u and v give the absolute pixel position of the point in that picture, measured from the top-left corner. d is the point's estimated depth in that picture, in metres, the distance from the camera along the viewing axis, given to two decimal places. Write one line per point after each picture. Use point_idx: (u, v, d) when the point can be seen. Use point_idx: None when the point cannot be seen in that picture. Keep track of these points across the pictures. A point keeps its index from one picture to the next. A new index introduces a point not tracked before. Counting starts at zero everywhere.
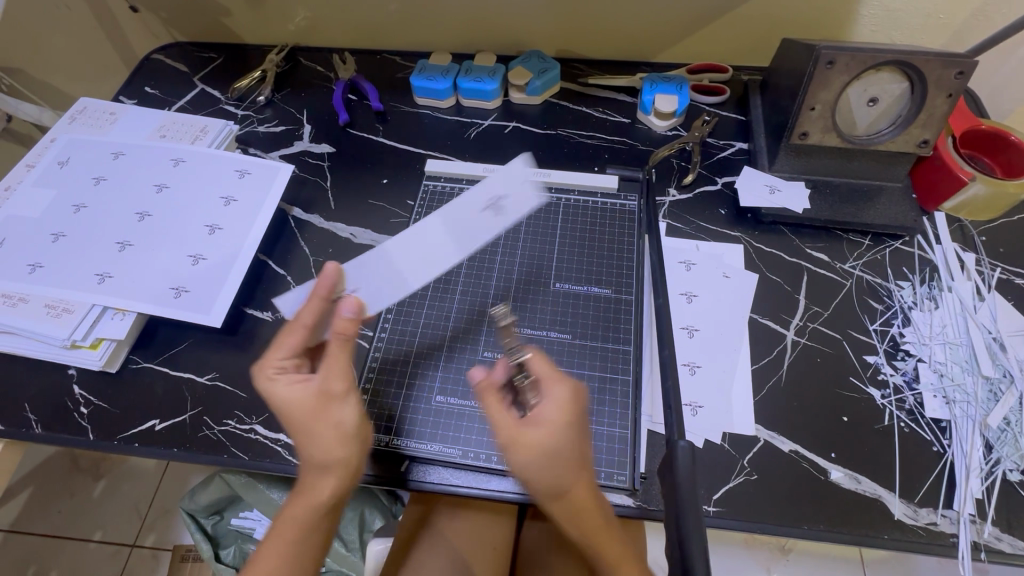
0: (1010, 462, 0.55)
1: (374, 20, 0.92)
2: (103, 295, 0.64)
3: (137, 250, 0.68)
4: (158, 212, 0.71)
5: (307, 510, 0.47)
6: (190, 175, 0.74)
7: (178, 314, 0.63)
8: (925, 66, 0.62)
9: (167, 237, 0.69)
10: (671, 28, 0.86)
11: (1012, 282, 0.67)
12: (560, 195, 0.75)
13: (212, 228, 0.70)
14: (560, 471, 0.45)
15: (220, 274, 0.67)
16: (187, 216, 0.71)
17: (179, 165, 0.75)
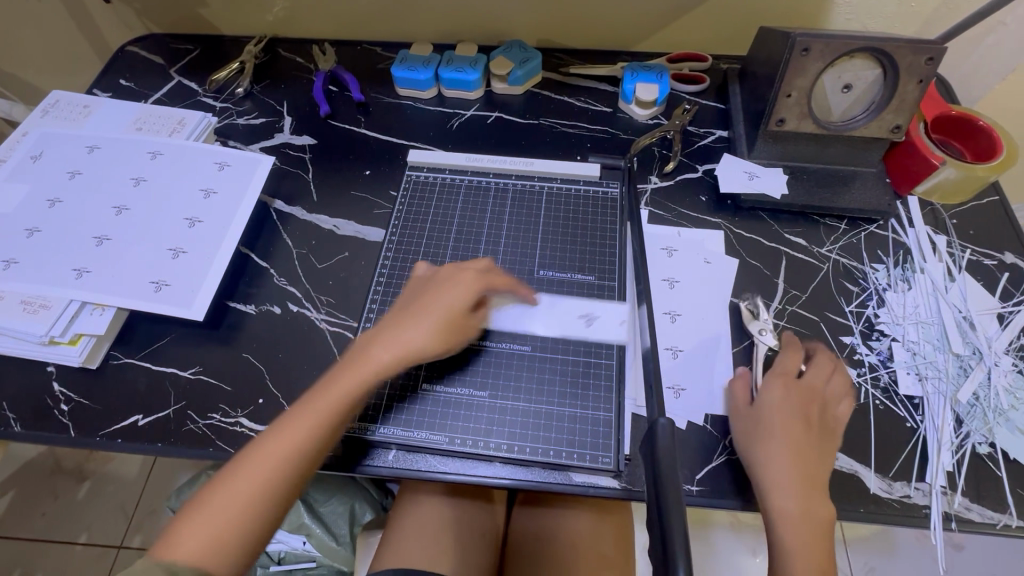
0: (978, 435, 0.57)
1: (353, 10, 0.91)
2: (82, 290, 0.63)
3: (115, 244, 0.67)
4: (137, 205, 0.70)
5: (353, 389, 0.53)
6: (167, 167, 0.73)
7: (159, 309, 0.63)
8: (897, 52, 0.63)
9: (147, 231, 0.68)
10: (651, 17, 0.86)
11: (982, 262, 0.69)
12: (543, 184, 0.75)
13: (193, 220, 0.69)
14: (787, 408, 0.55)
15: (201, 267, 0.66)
16: (166, 210, 0.70)
17: (157, 157, 0.74)
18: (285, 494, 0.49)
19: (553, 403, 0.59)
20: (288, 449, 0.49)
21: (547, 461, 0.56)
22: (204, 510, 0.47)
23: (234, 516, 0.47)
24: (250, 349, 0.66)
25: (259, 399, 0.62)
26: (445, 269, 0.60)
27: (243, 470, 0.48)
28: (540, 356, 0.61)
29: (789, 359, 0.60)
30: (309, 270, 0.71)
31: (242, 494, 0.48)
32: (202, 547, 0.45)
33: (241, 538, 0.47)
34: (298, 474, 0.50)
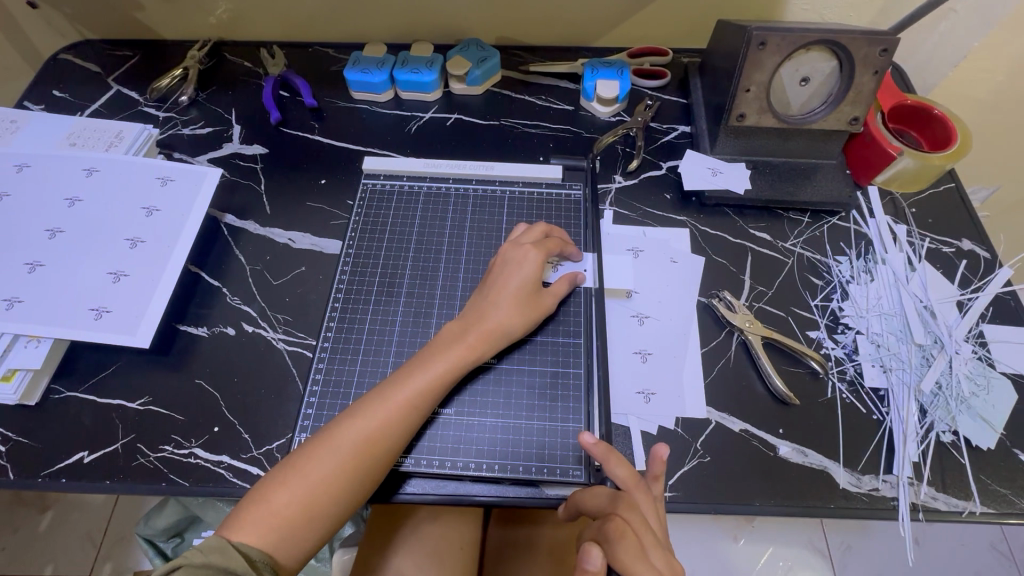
0: (942, 424, 0.58)
1: (301, 10, 0.87)
2: (15, 322, 0.59)
3: (49, 269, 0.63)
4: (73, 227, 0.65)
5: (431, 382, 0.53)
6: (108, 185, 0.69)
7: (100, 338, 0.59)
8: (852, 44, 0.63)
9: (83, 254, 0.64)
10: (610, 11, 0.84)
11: (941, 251, 0.70)
12: (505, 188, 0.73)
13: (136, 241, 0.65)
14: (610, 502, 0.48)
15: (145, 291, 0.62)
16: (104, 230, 0.66)
17: (96, 173, 0.69)
18: (359, 488, 0.50)
19: (524, 418, 0.57)
20: (363, 441, 0.50)
21: (519, 477, 0.54)
22: (274, 496, 0.48)
23: (326, 488, 0.48)
24: (203, 375, 0.62)
25: (214, 426, 0.59)
26: (506, 246, 0.62)
27: (318, 459, 0.49)
28: (519, 367, 0.60)
29: (621, 475, 0.49)
30: (264, 288, 0.68)
31: (318, 482, 0.48)
32: (274, 535, 0.46)
33: (312, 527, 0.48)
34: (375, 465, 0.50)
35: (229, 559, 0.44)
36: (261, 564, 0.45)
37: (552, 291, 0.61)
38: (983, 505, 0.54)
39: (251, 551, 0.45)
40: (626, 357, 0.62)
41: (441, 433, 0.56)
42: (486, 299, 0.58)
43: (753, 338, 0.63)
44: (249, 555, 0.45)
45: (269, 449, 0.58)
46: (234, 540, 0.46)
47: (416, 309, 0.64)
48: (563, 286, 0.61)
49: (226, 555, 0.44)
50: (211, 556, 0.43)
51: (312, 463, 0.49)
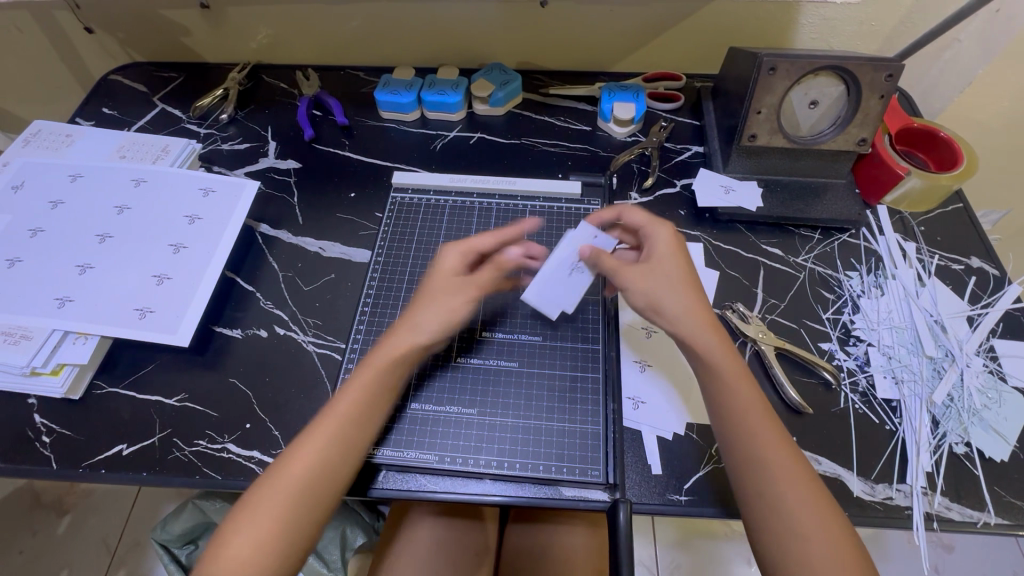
0: (955, 435, 0.59)
1: (336, 36, 0.93)
2: (67, 319, 0.63)
3: (100, 270, 0.67)
4: (123, 232, 0.70)
5: (365, 393, 0.54)
6: (157, 194, 0.74)
7: (144, 336, 0.63)
8: (858, 70, 0.66)
9: (131, 257, 0.68)
10: (627, 38, 0.89)
11: (950, 267, 0.72)
12: (526, 202, 0.77)
13: (181, 245, 0.70)
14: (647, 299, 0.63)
15: (186, 293, 0.66)
16: (150, 236, 0.70)
17: (147, 181, 0.74)
18: (321, 498, 0.49)
19: (540, 418, 0.59)
20: (322, 447, 0.51)
21: (538, 476, 0.56)
22: (225, 537, 0.47)
23: (278, 517, 0.47)
24: (237, 374, 0.65)
25: (246, 423, 0.62)
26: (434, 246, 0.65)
27: (263, 493, 0.48)
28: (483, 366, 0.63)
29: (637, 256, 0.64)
30: (295, 293, 0.72)
31: (267, 515, 0.47)
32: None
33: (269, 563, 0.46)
34: (338, 468, 0.51)
35: None
36: None
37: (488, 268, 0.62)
38: (998, 516, 0.55)
39: None
40: (625, 365, 0.64)
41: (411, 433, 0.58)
42: (417, 301, 0.59)
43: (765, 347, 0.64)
44: None
45: None
46: None
47: None
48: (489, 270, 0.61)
49: None
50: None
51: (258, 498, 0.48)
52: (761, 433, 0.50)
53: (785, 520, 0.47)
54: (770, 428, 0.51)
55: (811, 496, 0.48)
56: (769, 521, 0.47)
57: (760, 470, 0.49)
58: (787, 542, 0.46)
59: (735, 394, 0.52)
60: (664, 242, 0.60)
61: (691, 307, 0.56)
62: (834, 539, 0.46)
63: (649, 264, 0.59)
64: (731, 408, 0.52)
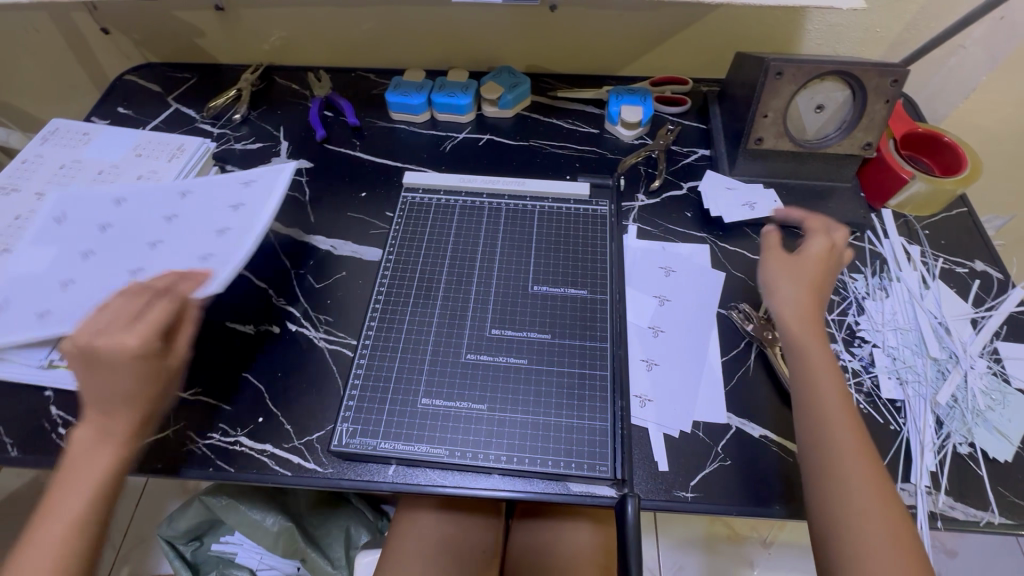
0: (958, 436, 0.60)
1: (348, 39, 0.94)
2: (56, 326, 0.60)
3: (91, 277, 0.64)
4: (117, 239, 0.68)
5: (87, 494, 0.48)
6: (160, 198, 0.72)
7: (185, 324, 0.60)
8: (864, 74, 0.67)
9: (126, 262, 0.65)
10: (635, 42, 0.90)
11: (954, 271, 0.73)
12: (535, 203, 0.78)
13: (176, 247, 0.67)
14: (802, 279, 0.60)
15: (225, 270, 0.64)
16: (147, 241, 0.68)
17: (145, 190, 0.73)
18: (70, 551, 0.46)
19: (550, 415, 0.60)
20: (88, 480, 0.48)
21: (546, 471, 0.57)
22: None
23: None
24: (249, 369, 0.66)
25: (259, 417, 0.63)
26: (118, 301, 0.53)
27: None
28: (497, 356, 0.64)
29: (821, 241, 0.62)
30: (306, 290, 0.73)
31: None
32: None
33: None
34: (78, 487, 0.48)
35: None
36: None
37: (144, 321, 0.51)
38: (1002, 516, 0.55)
39: None
40: (633, 364, 0.65)
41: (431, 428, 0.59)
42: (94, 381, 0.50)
43: (772, 347, 0.65)
44: None
45: (309, 439, 0.61)
46: None
47: (450, 311, 0.68)
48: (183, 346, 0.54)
49: None
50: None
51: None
52: (851, 457, 0.50)
53: (856, 545, 0.46)
54: (847, 414, 0.52)
55: (877, 488, 0.48)
56: (827, 506, 0.49)
57: (831, 463, 0.50)
58: (844, 526, 0.47)
59: (828, 403, 0.53)
60: (819, 247, 0.62)
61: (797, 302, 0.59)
62: (890, 517, 0.47)
63: (793, 260, 0.62)
64: (826, 412, 0.52)
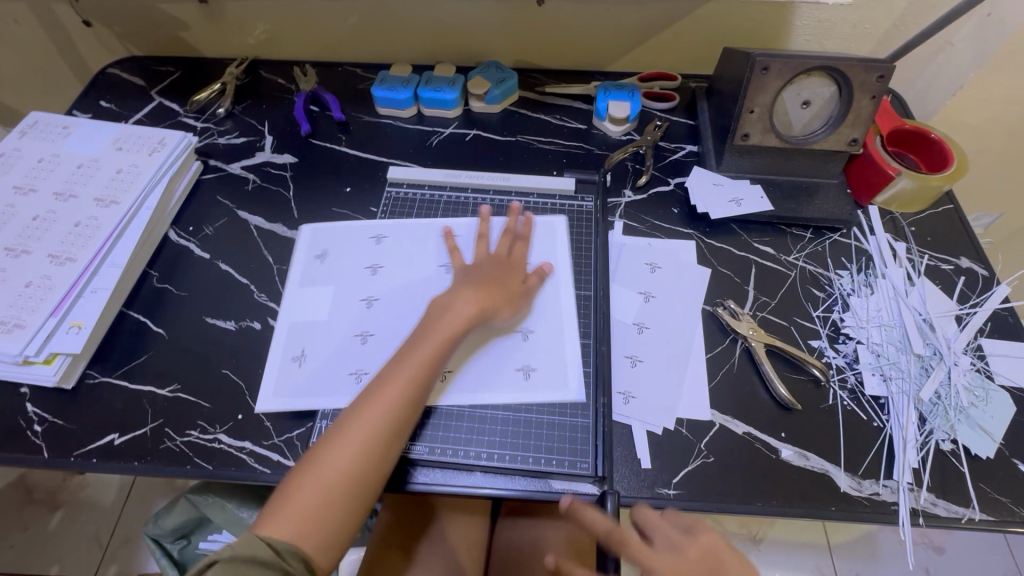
0: (941, 432, 0.59)
1: (334, 33, 0.93)
2: (348, 398, 0.61)
3: (344, 347, 0.64)
4: (343, 302, 0.68)
5: (406, 383, 0.55)
6: (389, 250, 0.72)
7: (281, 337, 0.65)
8: (849, 70, 0.67)
9: (368, 322, 0.66)
10: (623, 37, 0.90)
11: (940, 267, 0.73)
12: (520, 198, 0.78)
13: (432, 297, 0.67)
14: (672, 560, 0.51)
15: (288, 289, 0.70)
16: (426, 288, 0.68)
17: (346, 239, 0.73)
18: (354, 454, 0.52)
19: (534, 411, 0.60)
20: (376, 414, 0.53)
21: (529, 468, 0.57)
22: (295, 495, 0.49)
23: (334, 488, 0.50)
24: (230, 366, 0.66)
25: (238, 415, 0.62)
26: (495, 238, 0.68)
27: (330, 453, 0.51)
28: (545, 331, 0.64)
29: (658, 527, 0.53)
30: None
31: (325, 481, 0.50)
32: (300, 528, 0.48)
33: (334, 515, 0.49)
34: (403, 417, 0.54)
35: (255, 549, 0.45)
36: (290, 554, 0.46)
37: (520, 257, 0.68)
38: (983, 512, 0.55)
39: (280, 543, 0.46)
40: (617, 360, 0.65)
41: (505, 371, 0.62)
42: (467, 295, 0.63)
43: (756, 344, 0.65)
44: (276, 547, 0.46)
45: (289, 437, 0.61)
46: (265, 535, 0.47)
47: None
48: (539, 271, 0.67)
49: (254, 547, 0.45)
50: (239, 549, 0.45)
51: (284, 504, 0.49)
52: None
53: None
54: None
55: None
56: None
57: None
58: None
59: None
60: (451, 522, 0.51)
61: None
62: None
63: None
64: None
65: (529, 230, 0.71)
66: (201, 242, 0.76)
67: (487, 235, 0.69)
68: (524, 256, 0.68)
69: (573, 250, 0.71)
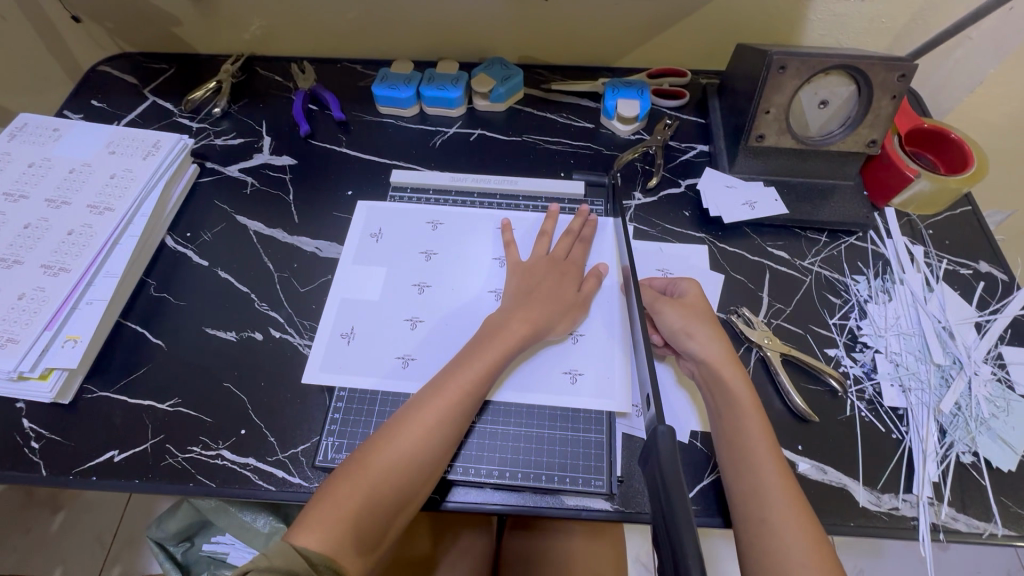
0: (962, 445, 0.58)
1: (332, 28, 0.90)
2: (396, 381, 0.62)
3: (396, 330, 0.66)
4: (395, 286, 0.69)
5: (462, 389, 0.55)
6: (443, 237, 0.73)
7: (335, 308, 0.68)
8: (870, 69, 0.64)
9: (419, 308, 0.67)
10: (631, 32, 0.87)
11: (958, 272, 0.71)
12: (527, 203, 0.77)
13: (485, 290, 0.68)
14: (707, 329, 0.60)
15: (333, 269, 0.72)
16: (477, 280, 0.69)
17: (405, 225, 0.74)
18: (401, 456, 0.51)
19: (546, 426, 0.59)
20: (434, 418, 0.53)
21: (539, 486, 0.55)
22: (339, 495, 0.49)
23: (374, 492, 0.50)
24: (232, 378, 0.64)
25: (241, 429, 0.60)
26: (546, 257, 0.68)
27: (377, 455, 0.51)
28: (596, 336, 0.64)
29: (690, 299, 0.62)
30: (290, 294, 0.70)
31: (373, 483, 0.50)
32: (341, 534, 0.47)
33: (375, 523, 0.49)
34: (458, 427, 0.54)
35: (291, 562, 0.44)
36: (323, 567, 0.45)
37: (572, 261, 0.68)
38: (1005, 527, 0.54)
39: (313, 554, 0.46)
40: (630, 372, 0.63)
41: (548, 378, 0.61)
42: (519, 303, 0.62)
43: (771, 354, 0.63)
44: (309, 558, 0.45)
45: (294, 452, 0.59)
46: (297, 541, 0.47)
47: (443, 317, 0.67)
48: (594, 282, 0.66)
49: (289, 558, 0.44)
50: (274, 560, 0.44)
51: (329, 498, 0.49)
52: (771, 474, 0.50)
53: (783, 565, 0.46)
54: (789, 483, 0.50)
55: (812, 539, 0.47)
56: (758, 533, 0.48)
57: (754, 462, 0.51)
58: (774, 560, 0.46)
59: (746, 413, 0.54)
60: (692, 290, 0.63)
61: (716, 343, 0.58)
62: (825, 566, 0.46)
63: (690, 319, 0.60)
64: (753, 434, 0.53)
65: (591, 231, 0.71)
66: (199, 249, 0.74)
67: (548, 233, 0.70)
68: (582, 258, 0.69)
69: (630, 248, 0.70)
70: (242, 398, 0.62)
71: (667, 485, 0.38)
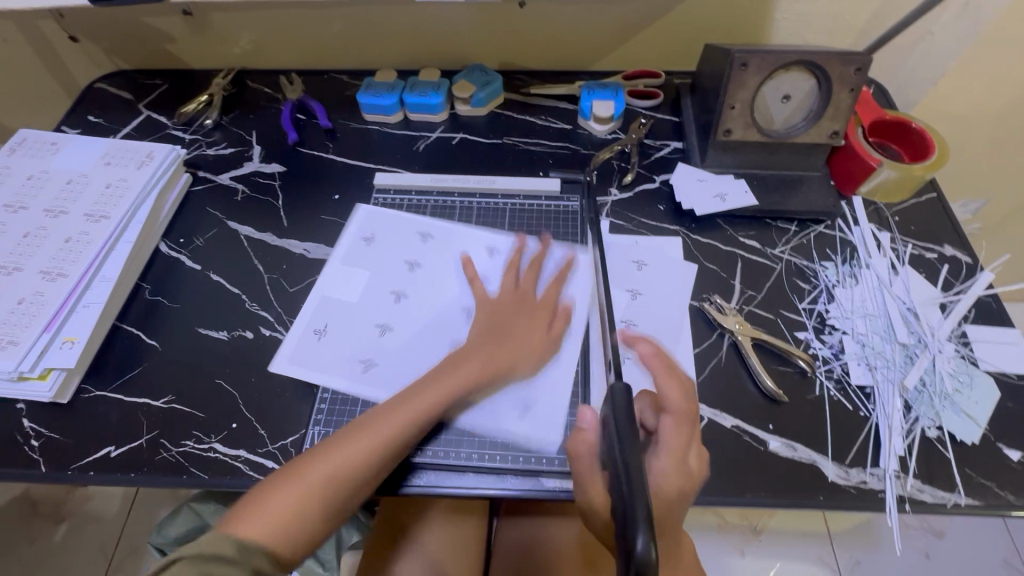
0: (926, 419, 0.60)
1: (318, 41, 0.94)
2: (377, 373, 0.65)
3: (364, 334, 0.68)
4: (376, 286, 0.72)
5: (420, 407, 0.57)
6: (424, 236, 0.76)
7: (315, 309, 0.70)
8: (828, 63, 0.67)
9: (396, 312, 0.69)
10: (605, 36, 0.90)
11: (924, 256, 0.73)
12: (506, 201, 0.80)
13: (461, 305, 0.70)
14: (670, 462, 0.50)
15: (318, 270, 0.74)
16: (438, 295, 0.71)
17: (395, 229, 0.77)
18: (349, 465, 0.52)
19: (514, 430, 0.60)
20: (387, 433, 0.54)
21: (518, 468, 0.58)
22: (282, 490, 0.50)
23: (311, 494, 0.50)
24: (223, 375, 0.66)
25: (233, 423, 0.63)
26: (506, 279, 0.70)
27: (323, 457, 0.52)
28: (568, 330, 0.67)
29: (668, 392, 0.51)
30: (280, 294, 0.73)
31: (313, 485, 0.50)
32: (274, 528, 0.47)
33: (309, 525, 0.49)
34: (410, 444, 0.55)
35: (219, 547, 0.44)
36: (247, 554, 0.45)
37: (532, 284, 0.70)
38: (968, 497, 0.56)
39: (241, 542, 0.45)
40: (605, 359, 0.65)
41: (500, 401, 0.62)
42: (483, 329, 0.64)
43: (742, 338, 0.66)
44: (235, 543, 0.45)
45: (283, 444, 0.61)
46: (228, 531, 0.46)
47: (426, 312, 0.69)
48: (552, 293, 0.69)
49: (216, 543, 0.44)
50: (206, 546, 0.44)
51: (271, 494, 0.49)
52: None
53: None
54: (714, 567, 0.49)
55: None
56: None
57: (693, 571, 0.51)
58: None
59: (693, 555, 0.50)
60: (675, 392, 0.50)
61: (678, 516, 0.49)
62: None
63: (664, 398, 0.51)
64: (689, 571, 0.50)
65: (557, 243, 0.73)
66: (192, 254, 0.77)
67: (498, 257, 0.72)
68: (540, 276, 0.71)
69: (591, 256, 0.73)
70: (234, 394, 0.65)
71: (628, 454, 0.39)
